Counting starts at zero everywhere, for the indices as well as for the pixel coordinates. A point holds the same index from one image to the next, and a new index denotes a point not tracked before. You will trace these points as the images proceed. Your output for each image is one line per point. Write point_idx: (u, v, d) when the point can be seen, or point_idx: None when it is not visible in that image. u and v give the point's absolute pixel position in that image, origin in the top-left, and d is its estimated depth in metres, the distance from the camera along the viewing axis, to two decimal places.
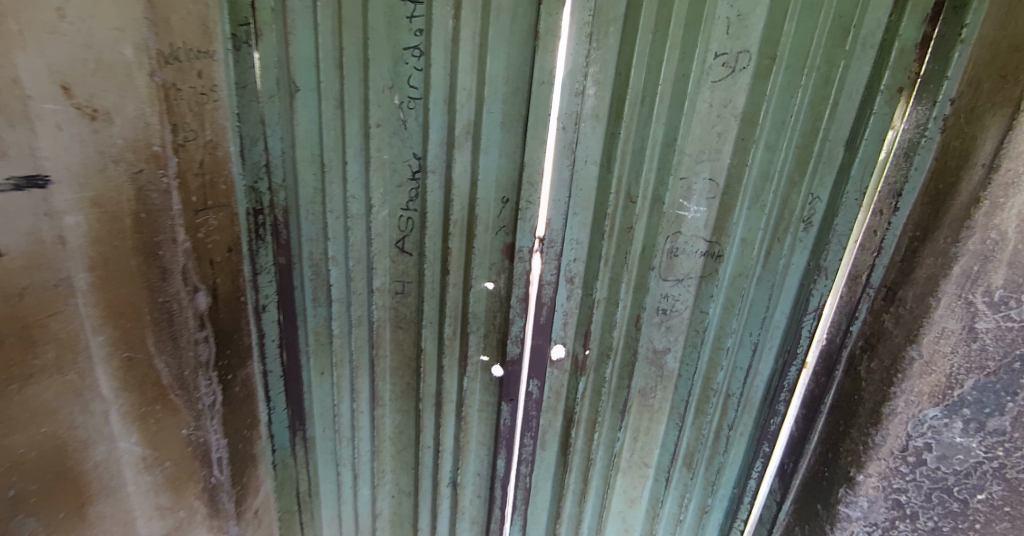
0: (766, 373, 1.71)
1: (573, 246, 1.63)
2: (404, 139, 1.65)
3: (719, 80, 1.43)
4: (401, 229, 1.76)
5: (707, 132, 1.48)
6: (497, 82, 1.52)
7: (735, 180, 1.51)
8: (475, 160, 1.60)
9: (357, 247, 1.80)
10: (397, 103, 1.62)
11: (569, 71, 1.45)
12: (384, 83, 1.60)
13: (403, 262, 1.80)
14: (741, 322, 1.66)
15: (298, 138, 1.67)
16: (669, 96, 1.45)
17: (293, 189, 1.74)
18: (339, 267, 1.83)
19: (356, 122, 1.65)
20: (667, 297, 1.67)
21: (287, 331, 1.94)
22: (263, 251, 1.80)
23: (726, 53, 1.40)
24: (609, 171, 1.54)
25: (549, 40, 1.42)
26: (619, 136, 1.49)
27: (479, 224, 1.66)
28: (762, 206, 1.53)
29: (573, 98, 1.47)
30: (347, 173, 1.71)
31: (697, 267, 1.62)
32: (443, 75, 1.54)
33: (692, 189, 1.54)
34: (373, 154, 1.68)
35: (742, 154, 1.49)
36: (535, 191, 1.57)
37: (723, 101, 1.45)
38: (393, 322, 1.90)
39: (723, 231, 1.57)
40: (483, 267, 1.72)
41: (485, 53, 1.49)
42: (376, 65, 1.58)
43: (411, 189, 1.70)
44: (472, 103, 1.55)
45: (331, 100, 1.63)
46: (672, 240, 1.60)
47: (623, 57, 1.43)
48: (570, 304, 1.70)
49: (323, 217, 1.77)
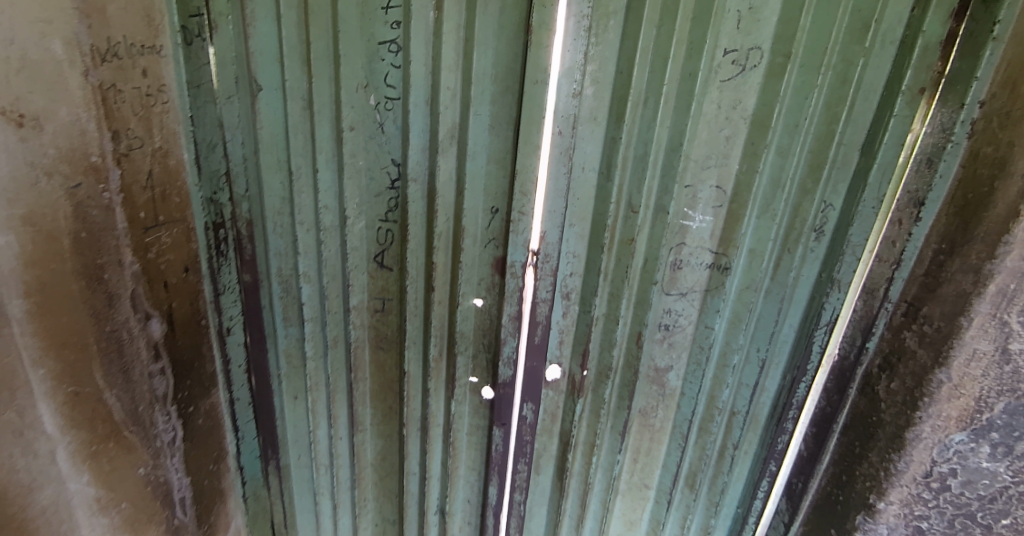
0: (773, 389, 1.62)
1: (570, 260, 1.50)
2: (382, 144, 1.50)
3: (728, 79, 1.31)
4: (379, 242, 1.61)
5: (714, 136, 1.37)
6: (485, 82, 1.37)
7: (744, 188, 1.40)
8: (461, 167, 1.46)
9: (331, 262, 1.64)
10: (373, 104, 1.46)
11: (565, 70, 1.31)
12: (358, 81, 1.44)
13: (383, 278, 1.65)
14: (747, 337, 1.56)
15: (262, 142, 1.50)
16: (674, 97, 1.33)
17: (258, 200, 1.57)
18: (312, 284, 1.67)
19: (327, 125, 1.48)
20: (669, 312, 1.56)
21: (256, 355, 1.76)
22: (226, 268, 1.63)
23: (736, 49, 1.28)
24: (609, 179, 1.40)
25: (543, 35, 1.27)
26: (621, 140, 1.36)
27: (466, 236, 1.52)
28: (772, 216, 1.42)
29: (570, 99, 1.33)
30: (319, 183, 1.54)
31: (702, 280, 1.51)
32: (424, 74, 1.39)
33: (697, 198, 1.43)
34: (347, 161, 1.51)
35: (752, 159, 1.37)
36: (529, 201, 1.43)
37: (733, 103, 1.33)
38: (373, 342, 1.75)
39: (731, 242, 1.46)
40: (471, 283, 1.58)
41: (471, 49, 1.34)
42: (348, 61, 1.41)
43: (390, 199, 1.55)
44: (457, 105, 1.41)
45: (298, 101, 1.46)
46: (675, 252, 1.49)
47: (624, 54, 1.29)
48: (566, 322, 1.57)
49: (292, 230, 1.60)
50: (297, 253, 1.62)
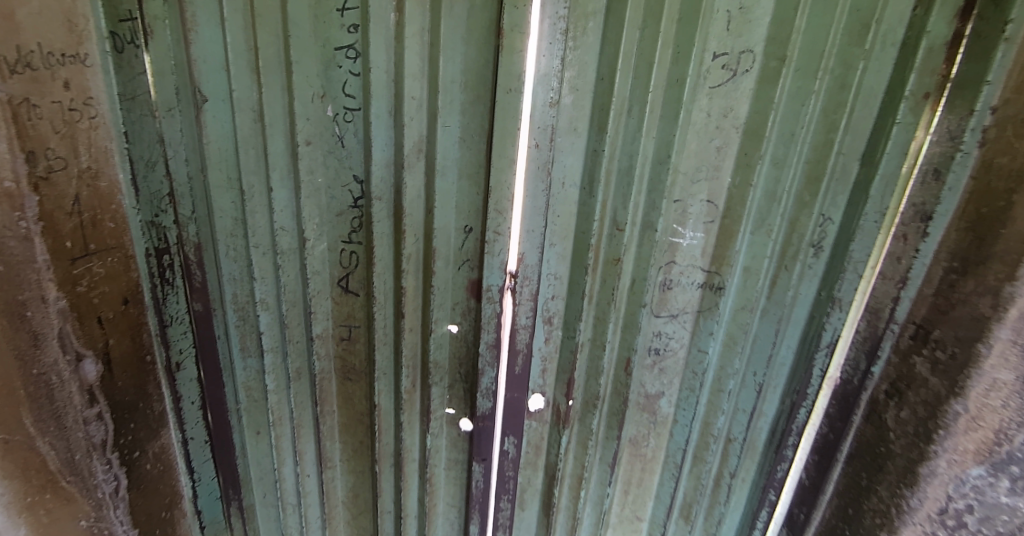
0: (771, 414, 1.51)
1: (551, 282, 1.38)
2: (343, 159, 1.36)
3: (717, 86, 1.20)
4: (343, 266, 1.47)
5: (705, 147, 1.26)
6: (455, 90, 1.25)
7: (737, 202, 1.29)
8: (430, 184, 1.33)
9: (291, 288, 1.49)
10: (331, 116, 1.33)
11: (540, 77, 1.19)
12: (312, 90, 1.30)
13: (348, 304, 1.51)
14: (743, 361, 1.46)
15: (210, 159, 1.35)
16: (660, 105, 1.21)
17: (207, 223, 1.43)
18: (271, 312, 1.53)
19: (280, 140, 1.34)
20: (659, 335, 1.44)
21: (212, 388, 1.61)
22: (173, 297, 1.46)
23: (726, 53, 1.18)
24: (591, 195, 1.28)
25: (516, 38, 1.15)
26: (603, 153, 1.24)
27: (438, 258, 1.39)
28: (767, 231, 1.31)
29: (547, 108, 1.21)
30: (274, 202, 1.40)
31: (693, 300, 1.40)
32: (385, 82, 1.25)
33: (687, 213, 1.32)
34: (304, 178, 1.37)
35: (746, 171, 1.27)
36: (505, 220, 1.31)
37: (725, 110, 1.22)
38: (340, 373, 1.61)
39: (724, 260, 1.35)
40: (445, 308, 1.45)
41: (437, 54, 1.21)
42: (302, 69, 1.28)
43: (353, 218, 1.41)
44: (423, 116, 1.28)
45: (248, 113, 1.32)
46: (664, 272, 1.38)
47: (605, 59, 1.18)
48: (548, 349, 1.44)
49: (246, 253, 1.46)
50: (253, 279, 1.48)
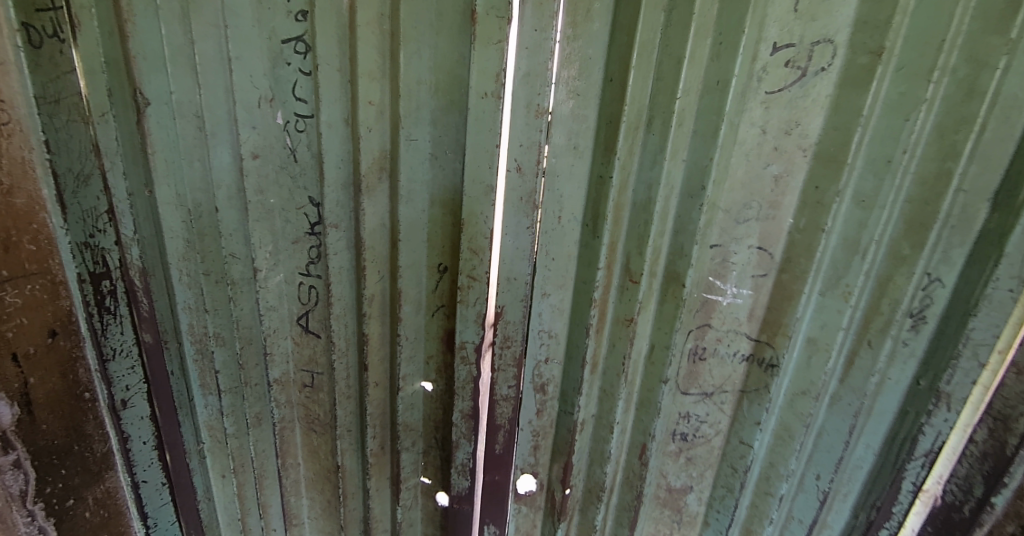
0: (839, 528, 1.13)
1: (544, 341, 1.06)
2: (296, 177, 1.13)
3: (777, 90, 0.86)
4: (302, 302, 1.23)
5: (756, 175, 0.91)
6: (423, 95, 0.99)
7: (801, 252, 0.93)
8: (395, 211, 1.06)
9: (245, 324, 1.26)
10: (281, 124, 1.10)
11: (522, 78, 0.89)
12: (258, 93, 1.07)
13: (309, 346, 1.27)
14: (803, 460, 1.08)
15: (156, 171, 1.10)
16: (693, 116, 0.88)
17: (155, 244, 1.18)
18: (226, 348, 1.28)
19: (224, 152, 1.11)
20: (688, 417, 1.10)
21: (169, 433, 1.35)
22: (117, 327, 1.21)
23: (791, 44, 0.83)
24: (595, 236, 0.97)
25: (492, 22, 0.86)
26: (612, 181, 0.92)
27: (406, 302, 1.12)
28: (845, 294, 0.94)
29: (533, 120, 0.91)
30: (220, 224, 1.16)
31: (735, 376, 1.05)
32: (339, 81, 0.98)
33: (728, 263, 0.97)
34: (253, 197, 1.13)
35: (815, 211, 0.90)
36: (480, 262, 1.01)
37: (789, 124, 0.87)
38: (304, 423, 1.37)
39: (778, 328, 0.99)
40: (417, 363, 1.19)
41: (397, 47, 0.95)
42: (244, 67, 1.04)
43: (311, 247, 1.18)
44: (385, 126, 1.01)
45: (187, 120, 1.07)
46: (694, 338, 1.03)
47: (616, 53, 0.87)
48: (541, 423, 1.14)
49: (200, 279, 1.20)
50: (207, 312, 1.23)
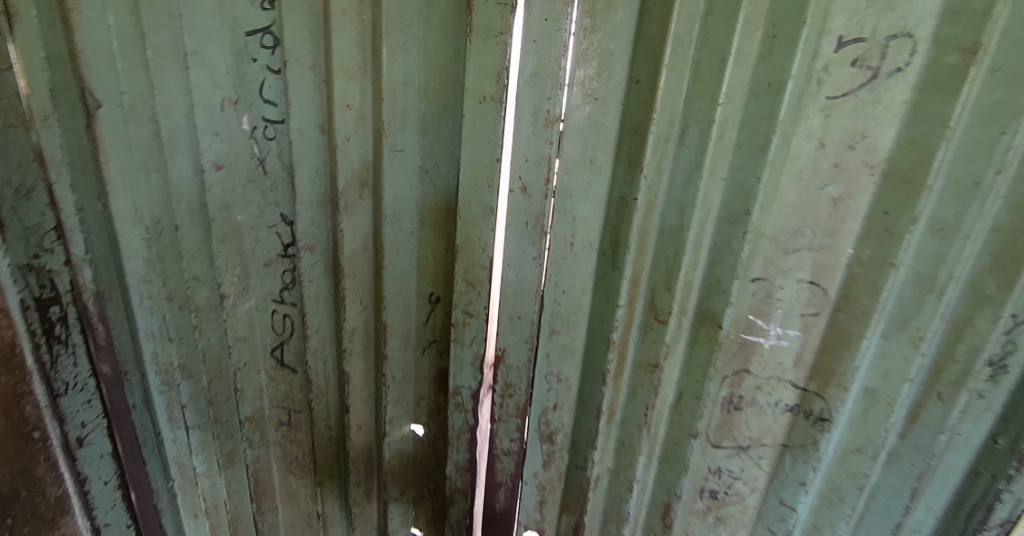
0: None
1: (552, 386, 0.92)
2: (268, 192, 0.88)
3: (839, 95, 0.70)
4: (276, 332, 0.97)
5: (811, 197, 0.75)
6: (410, 97, 0.84)
7: (861, 289, 0.77)
8: (378, 232, 0.91)
9: (213, 356, 0.93)
10: (249, 131, 0.84)
11: (527, 81, 0.76)
12: (220, 94, 0.80)
13: (287, 382, 1.02)
14: (853, 525, 0.93)
15: (109, 181, 0.77)
16: (737, 126, 0.72)
17: (112, 261, 0.82)
18: (194, 382, 0.93)
19: (185, 161, 0.81)
20: (720, 473, 0.94)
21: (136, 484, 0.93)
22: (69, 359, 0.81)
23: (859, 39, 0.67)
24: (614, 266, 0.82)
25: (491, 12, 0.75)
26: (636, 204, 0.78)
27: (393, 336, 0.97)
28: (913, 339, 0.78)
29: (541, 132, 0.78)
30: (181, 245, 0.85)
31: (776, 429, 0.90)
32: (313, 80, 0.83)
33: (773, 299, 0.81)
34: (217, 213, 0.85)
35: (882, 241, 0.74)
36: (478, 295, 0.90)
37: (853, 137, 0.71)
38: (281, 464, 1.08)
39: (831, 377, 0.83)
40: (405, 403, 1.04)
41: (379, 38, 0.80)
42: (202, 64, 0.78)
43: (283, 271, 0.93)
44: (366, 134, 0.85)
45: (144, 124, 0.77)
46: (729, 385, 0.88)
47: (644, 50, 0.72)
48: (548, 476, 0.99)
49: (166, 290, 0.86)
50: (170, 340, 0.88)
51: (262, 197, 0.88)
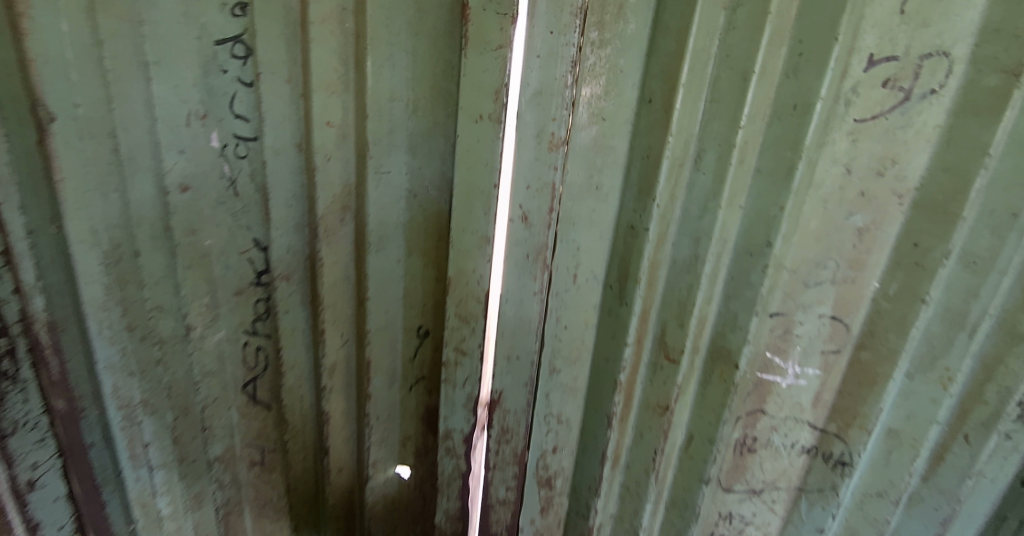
0: None
1: (552, 427, 0.85)
2: (239, 215, 0.78)
3: (869, 118, 0.65)
4: (248, 365, 0.86)
5: (835, 227, 0.69)
6: (397, 114, 0.77)
7: (888, 326, 0.71)
8: (360, 262, 0.83)
9: (179, 391, 0.81)
10: (218, 148, 0.74)
11: (529, 100, 0.69)
12: (186, 108, 0.70)
13: (259, 420, 0.90)
14: None
15: (64, 201, 0.65)
16: (758, 150, 0.67)
17: (61, 275, 0.67)
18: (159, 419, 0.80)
19: (147, 180, 0.70)
20: (731, 518, 0.87)
21: (93, 526, 0.78)
22: (18, 395, 0.67)
23: (891, 57, 0.62)
24: (622, 302, 0.76)
25: (489, 21, 0.68)
26: (646, 234, 0.72)
27: (376, 373, 0.89)
28: (943, 380, 0.72)
29: (544, 155, 0.71)
30: (142, 272, 0.73)
31: (793, 472, 0.83)
32: (289, 94, 0.74)
33: (792, 335, 0.75)
34: (182, 238, 0.74)
35: (912, 275, 0.68)
36: (471, 332, 0.82)
37: (882, 162, 0.66)
38: (254, 508, 0.95)
39: (853, 418, 0.77)
40: (390, 445, 0.96)
41: (364, 50, 0.72)
42: (165, 75, 0.68)
43: (256, 302, 0.83)
44: (348, 153, 0.77)
45: (97, 140, 0.65)
46: (743, 426, 0.81)
47: (657, 66, 0.66)
48: (546, 523, 0.92)
49: (127, 318, 0.73)
50: (132, 374, 0.75)
51: (234, 220, 0.78)
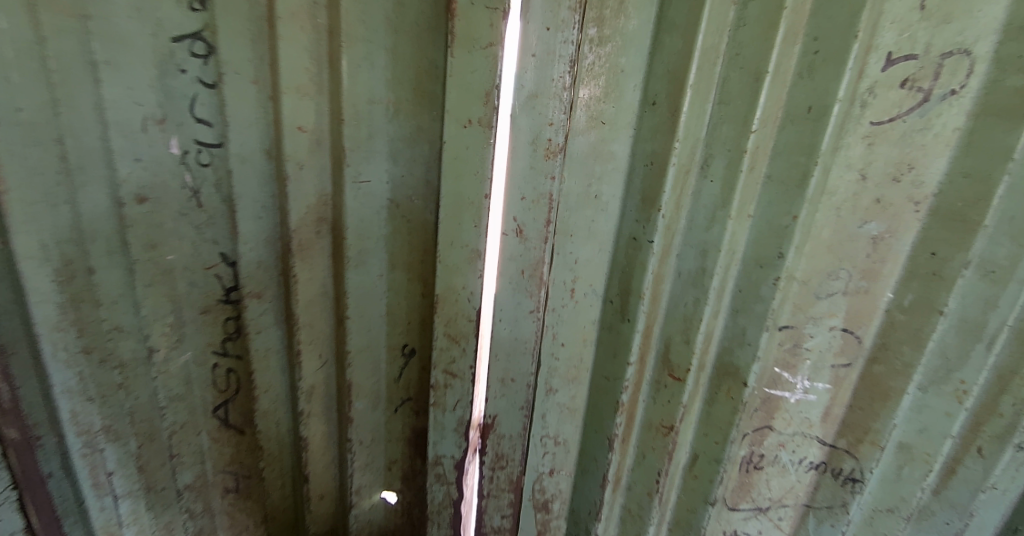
0: None
1: (549, 449, 0.81)
2: (203, 228, 0.67)
3: (886, 120, 0.62)
4: (220, 389, 0.74)
5: (846, 236, 0.66)
6: (376, 118, 0.72)
7: (902, 339, 0.68)
8: (340, 280, 0.77)
9: (143, 416, 0.67)
10: (179, 157, 0.63)
11: (522, 104, 0.65)
12: (141, 112, 0.59)
13: (233, 449, 0.77)
14: None
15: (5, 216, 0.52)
16: (770, 156, 0.64)
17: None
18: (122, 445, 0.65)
19: (99, 192, 0.58)
20: None
21: None
22: None
23: (910, 56, 0.59)
24: (625, 319, 0.72)
25: (479, 16, 0.63)
26: (650, 246, 0.68)
27: (358, 397, 0.84)
28: (957, 393, 0.67)
29: (539, 165, 0.67)
30: (97, 290, 0.60)
31: (800, 488, 0.80)
32: (256, 97, 0.65)
33: (801, 349, 0.72)
34: (143, 254, 0.63)
35: (928, 286, 0.65)
36: (462, 353, 0.77)
37: (897, 168, 0.63)
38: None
39: (864, 434, 0.73)
40: (376, 469, 0.90)
41: (338, 47, 0.67)
42: (119, 76, 0.57)
43: (226, 320, 0.72)
44: (323, 160, 0.71)
45: (43, 149, 0.54)
46: (749, 443, 0.77)
47: (661, 66, 0.63)
48: None
49: (84, 320, 0.59)
50: (91, 399, 0.61)
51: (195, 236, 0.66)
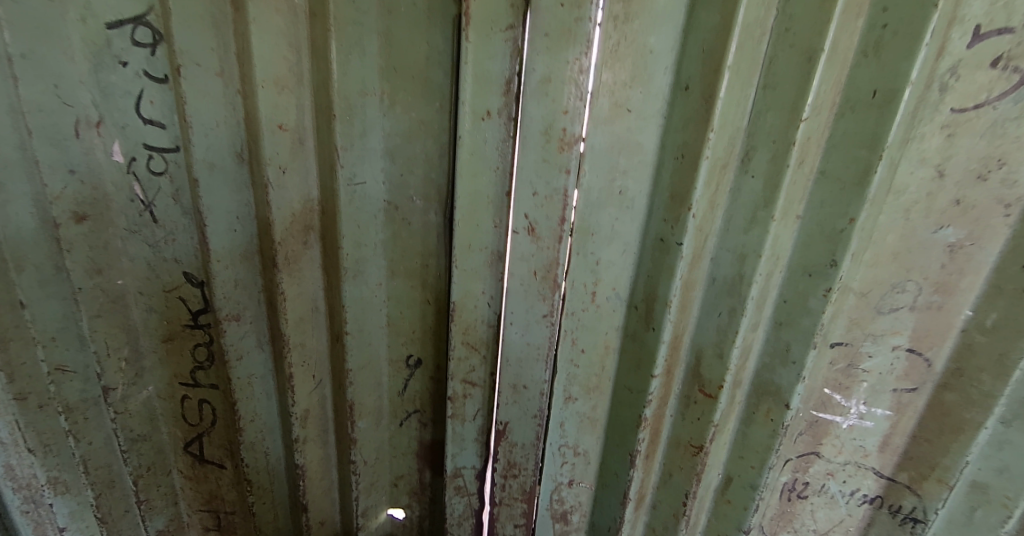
0: None
1: (567, 462, 0.73)
2: (161, 248, 0.61)
3: (971, 108, 0.52)
4: (190, 419, 0.69)
5: (914, 241, 0.57)
6: (370, 112, 0.63)
7: (981, 364, 0.58)
8: (335, 295, 0.69)
9: (99, 462, 0.63)
10: (126, 165, 0.57)
11: (536, 90, 0.56)
12: (70, 114, 0.52)
13: (212, 482, 0.73)
14: None
15: None
16: (824, 151, 0.55)
17: None
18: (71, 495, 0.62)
19: (25, 211, 0.52)
20: None
21: None
22: None
23: (1005, 29, 0.49)
24: (649, 328, 0.63)
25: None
26: (679, 248, 0.58)
27: (362, 416, 0.75)
28: None
29: (557, 157, 0.58)
30: (31, 328, 0.55)
31: (850, 522, 0.71)
32: (224, 94, 0.57)
33: (857, 371, 0.63)
34: (87, 281, 0.57)
35: (1017, 303, 0.55)
36: (482, 363, 0.70)
37: (983, 164, 0.53)
38: None
39: (930, 470, 0.64)
40: (381, 489, 0.83)
41: (321, 34, 0.58)
42: (41, 72, 0.49)
43: (195, 347, 0.66)
44: (308, 161, 0.63)
45: None
46: (792, 470, 0.69)
47: (696, 40, 0.52)
48: None
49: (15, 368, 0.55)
50: (30, 451, 0.58)
51: (150, 251, 0.60)
